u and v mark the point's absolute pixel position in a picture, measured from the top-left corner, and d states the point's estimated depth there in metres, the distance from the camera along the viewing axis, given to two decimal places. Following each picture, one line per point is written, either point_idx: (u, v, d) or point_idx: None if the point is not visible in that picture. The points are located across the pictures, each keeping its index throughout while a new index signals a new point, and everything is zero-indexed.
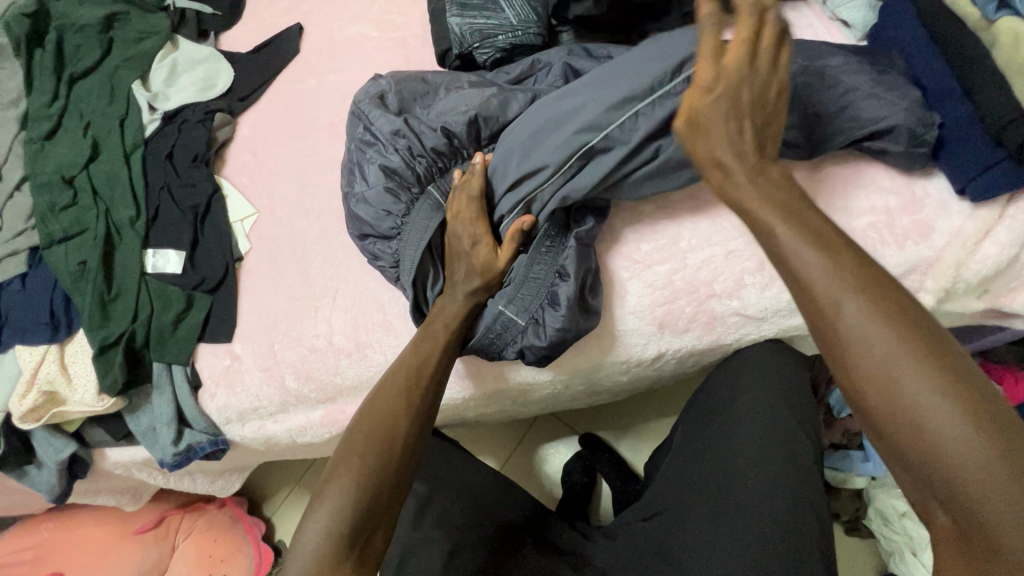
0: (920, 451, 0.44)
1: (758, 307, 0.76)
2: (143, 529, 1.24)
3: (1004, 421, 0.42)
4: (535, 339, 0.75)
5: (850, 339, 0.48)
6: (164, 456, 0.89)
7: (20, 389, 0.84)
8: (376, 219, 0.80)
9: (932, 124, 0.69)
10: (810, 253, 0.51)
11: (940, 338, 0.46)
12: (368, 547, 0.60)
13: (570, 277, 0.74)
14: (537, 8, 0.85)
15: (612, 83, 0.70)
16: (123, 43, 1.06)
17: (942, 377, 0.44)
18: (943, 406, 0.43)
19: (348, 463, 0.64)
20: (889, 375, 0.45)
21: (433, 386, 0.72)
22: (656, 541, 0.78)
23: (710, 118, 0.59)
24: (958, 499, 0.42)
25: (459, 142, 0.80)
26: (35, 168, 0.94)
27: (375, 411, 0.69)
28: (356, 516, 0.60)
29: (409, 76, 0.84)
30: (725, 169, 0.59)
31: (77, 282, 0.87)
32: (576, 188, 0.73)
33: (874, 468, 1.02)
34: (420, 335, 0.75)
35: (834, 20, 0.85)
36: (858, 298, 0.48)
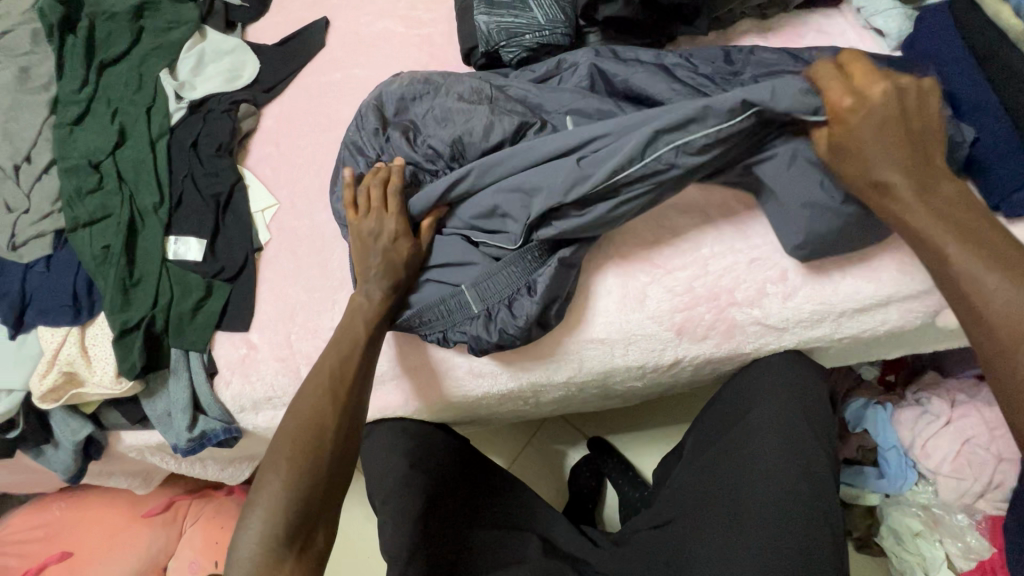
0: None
1: (779, 317, 0.75)
2: (152, 513, 1.26)
3: None
4: (472, 328, 0.76)
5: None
6: (178, 441, 0.90)
7: (41, 368, 0.85)
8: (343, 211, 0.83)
9: (961, 144, 0.67)
10: (1009, 291, 0.53)
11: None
12: (310, 542, 0.62)
13: (536, 293, 0.74)
14: (566, 9, 0.85)
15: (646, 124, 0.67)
16: (152, 31, 1.08)
17: None
18: None
19: (275, 470, 0.64)
20: None
21: (356, 379, 0.71)
22: (665, 549, 0.77)
23: (859, 137, 0.61)
24: None
25: (439, 158, 0.80)
26: (64, 152, 0.95)
27: (300, 414, 0.68)
28: (289, 516, 0.62)
29: (416, 77, 0.84)
30: (891, 177, 0.60)
31: (100, 266, 0.88)
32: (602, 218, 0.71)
33: (888, 486, 1.03)
34: (339, 332, 0.74)
35: (867, 28, 0.84)
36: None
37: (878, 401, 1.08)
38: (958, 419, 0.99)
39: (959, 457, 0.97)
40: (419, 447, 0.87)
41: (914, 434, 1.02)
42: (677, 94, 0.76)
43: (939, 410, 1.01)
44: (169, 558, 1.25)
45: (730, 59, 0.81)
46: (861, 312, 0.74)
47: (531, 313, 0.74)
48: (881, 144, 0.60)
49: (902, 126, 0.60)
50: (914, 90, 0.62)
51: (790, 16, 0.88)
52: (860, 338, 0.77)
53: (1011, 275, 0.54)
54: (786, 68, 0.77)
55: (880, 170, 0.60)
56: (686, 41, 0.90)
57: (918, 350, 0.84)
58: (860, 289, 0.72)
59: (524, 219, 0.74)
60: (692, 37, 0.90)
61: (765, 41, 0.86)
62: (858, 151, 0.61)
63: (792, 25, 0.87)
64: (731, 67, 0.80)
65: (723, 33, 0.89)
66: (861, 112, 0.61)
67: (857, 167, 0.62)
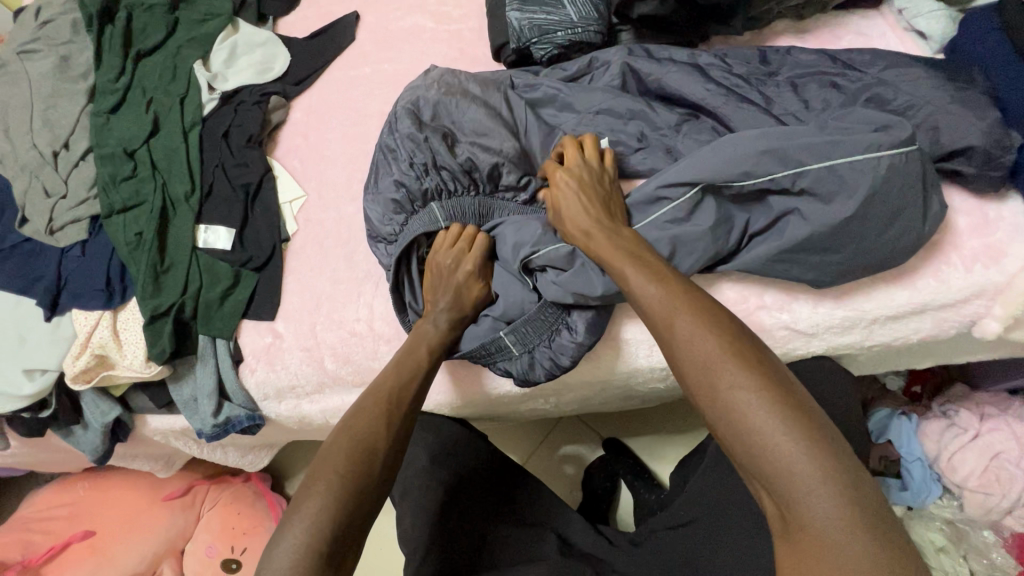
0: (743, 449, 0.50)
1: (810, 322, 0.72)
2: (172, 497, 1.28)
3: (706, 387, 0.54)
4: (522, 364, 0.78)
5: (684, 359, 0.56)
6: (203, 427, 0.92)
7: (75, 351, 0.87)
8: (376, 220, 0.83)
9: (1010, 146, 0.66)
10: (638, 279, 0.62)
11: (762, 355, 0.54)
12: (344, 563, 0.58)
13: (577, 332, 0.75)
14: (598, 7, 0.85)
15: (682, 168, 0.70)
16: (187, 23, 1.10)
17: (719, 343, 0.55)
18: (726, 371, 0.53)
19: (328, 482, 0.61)
20: (689, 342, 0.56)
21: (410, 407, 0.71)
22: (685, 551, 0.77)
23: (564, 198, 0.72)
24: (768, 465, 0.49)
25: (478, 176, 0.81)
26: (100, 140, 0.97)
27: (354, 429, 0.66)
28: (334, 529, 0.58)
29: (454, 83, 0.84)
30: (591, 230, 0.68)
31: (133, 252, 0.90)
32: (583, 289, 0.72)
33: (911, 498, 1.01)
34: (401, 354, 0.75)
35: (908, 31, 0.83)
36: (695, 336, 0.56)
37: (903, 412, 1.06)
38: (988, 433, 0.97)
39: (986, 473, 0.95)
40: (441, 443, 0.88)
41: (941, 445, 0.99)
42: (711, 96, 0.77)
43: (967, 423, 0.99)
44: (186, 540, 1.28)
45: (765, 60, 0.81)
46: (893, 320, 0.71)
47: (578, 350, 0.75)
48: (575, 198, 0.71)
49: (595, 189, 0.72)
50: (606, 164, 0.75)
51: (827, 17, 0.86)
52: (892, 346, 0.75)
53: (661, 283, 0.61)
54: (823, 71, 0.77)
55: (581, 222, 0.70)
56: (719, 41, 0.89)
57: (947, 361, 0.82)
58: (897, 296, 0.70)
59: (527, 259, 0.75)
60: (725, 38, 0.89)
61: (801, 42, 0.85)
62: (562, 207, 0.72)
63: (829, 26, 0.85)
64: (767, 68, 0.80)
65: (758, 33, 0.88)
66: (572, 172, 0.73)
67: (563, 222, 0.72)
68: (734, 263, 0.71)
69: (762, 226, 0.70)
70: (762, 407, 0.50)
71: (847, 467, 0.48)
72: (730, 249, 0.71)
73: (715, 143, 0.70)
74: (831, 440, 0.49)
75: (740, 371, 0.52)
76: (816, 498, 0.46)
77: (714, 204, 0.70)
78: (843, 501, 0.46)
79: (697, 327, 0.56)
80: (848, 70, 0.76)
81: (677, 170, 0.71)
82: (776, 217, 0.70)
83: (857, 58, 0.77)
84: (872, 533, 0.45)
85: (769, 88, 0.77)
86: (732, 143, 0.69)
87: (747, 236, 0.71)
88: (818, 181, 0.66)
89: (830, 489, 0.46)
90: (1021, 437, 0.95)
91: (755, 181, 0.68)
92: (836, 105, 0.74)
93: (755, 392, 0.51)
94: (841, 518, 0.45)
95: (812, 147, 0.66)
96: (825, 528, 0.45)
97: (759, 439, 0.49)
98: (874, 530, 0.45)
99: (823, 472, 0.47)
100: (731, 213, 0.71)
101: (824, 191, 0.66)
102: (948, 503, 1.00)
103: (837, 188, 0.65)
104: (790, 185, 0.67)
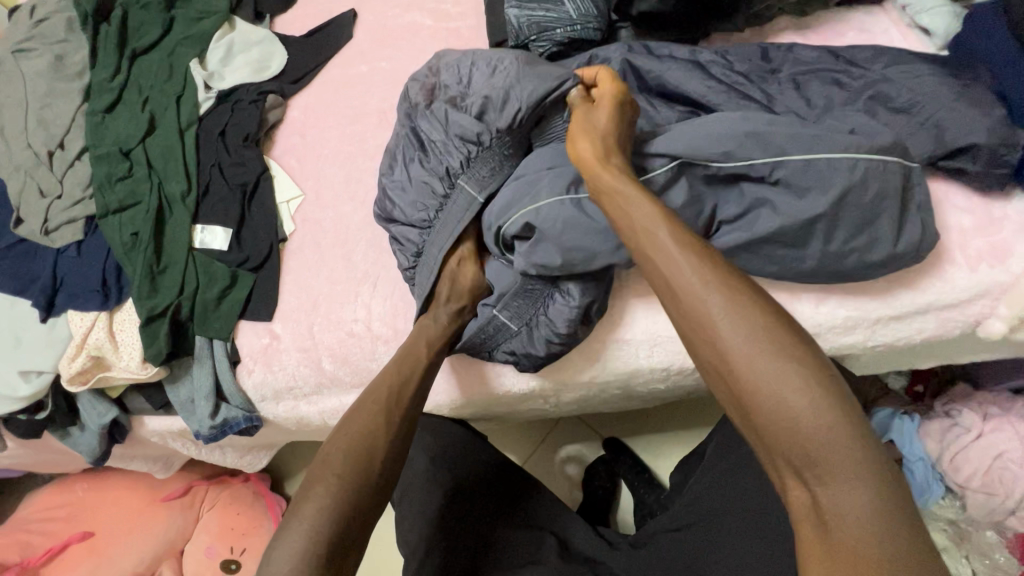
0: (778, 431, 0.47)
1: (812, 323, 0.71)
2: (171, 497, 1.28)
3: (740, 368, 0.50)
4: (519, 338, 0.77)
5: (716, 336, 0.52)
6: (201, 428, 0.91)
7: (70, 352, 0.86)
8: (411, 212, 0.81)
9: (1016, 144, 0.65)
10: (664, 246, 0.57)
11: (796, 332, 0.51)
12: (346, 564, 0.58)
13: (572, 299, 0.72)
14: (598, 3, 0.84)
15: (668, 141, 0.69)
16: (184, 21, 1.09)
17: (753, 320, 0.51)
18: (761, 351, 0.49)
19: (326, 486, 0.61)
20: (724, 318, 0.51)
21: (410, 406, 0.71)
22: (687, 554, 0.76)
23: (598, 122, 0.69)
24: (805, 454, 0.46)
25: (491, 134, 0.75)
26: (96, 139, 0.97)
27: (352, 431, 0.66)
28: (335, 528, 0.58)
29: (451, 56, 0.82)
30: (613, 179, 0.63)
31: (129, 252, 0.89)
32: (542, 260, 0.70)
33: (914, 499, 1.01)
34: (400, 353, 0.75)
35: (912, 27, 0.81)
36: (728, 310, 0.52)
37: (905, 412, 1.05)
38: (991, 433, 0.96)
39: (990, 473, 0.94)
40: (440, 445, 0.88)
41: (943, 445, 0.99)
42: (712, 92, 0.76)
43: (970, 423, 0.98)
44: (185, 541, 1.27)
45: (767, 57, 0.80)
46: (897, 320, 0.70)
47: (571, 320, 0.72)
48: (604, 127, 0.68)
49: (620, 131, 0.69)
50: (635, 112, 0.73)
51: (829, 14, 0.85)
52: (896, 346, 0.74)
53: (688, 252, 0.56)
54: (826, 68, 0.76)
55: (610, 150, 0.66)
56: (720, 38, 0.88)
57: (951, 361, 0.81)
58: (901, 296, 0.69)
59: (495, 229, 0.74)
60: (726, 35, 0.88)
61: (803, 38, 0.84)
62: (590, 126, 0.69)
63: (831, 22, 0.84)
64: (768, 65, 0.79)
65: (759, 30, 0.87)
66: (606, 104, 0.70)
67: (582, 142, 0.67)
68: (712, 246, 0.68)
69: (732, 214, 0.68)
70: (799, 390, 0.47)
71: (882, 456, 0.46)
72: (702, 233, 0.68)
73: (702, 121, 0.70)
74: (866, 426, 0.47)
75: (778, 349, 0.49)
76: (855, 489, 0.44)
77: (693, 183, 0.69)
78: (881, 492, 0.44)
79: (733, 299, 0.52)
80: (851, 67, 0.75)
81: (663, 142, 0.69)
82: (748, 205, 0.68)
83: (859, 55, 0.76)
84: (907, 525, 0.43)
85: (771, 86, 0.76)
86: (714, 121, 0.68)
87: (716, 224, 0.69)
88: (795, 173, 0.65)
89: (866, 478, 0.45)
90: None
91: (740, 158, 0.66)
92: (839, 102, 0.73)
93: (793, 373, 0.48)
94: (881, 511, 0.44)
95: (797, 138, 0.66)
96: (866, 522, 0.43)
97: (797, 425, 0.47)
98: (907, 521, 0.44)
99: (860, 460, 0.45)
100: (704, 199, 0.69)
101: (800, 184, 0.65)
102: (950, 503, 1.00)
103: (811, 181, 0.64)
104: (767, 172, 0.66)
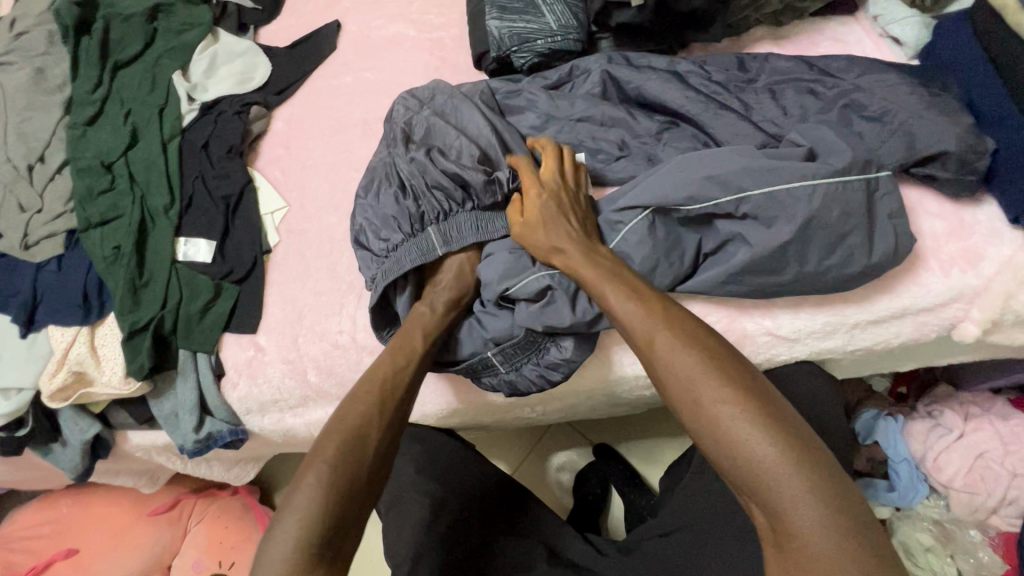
0: (728, 461, 0.52)
1: (792, 329, 0.72)
2: (158, 512, 1.26)
3: (691, 405, 0.55)
4: (509, 380, 0.77)
5: (670, 378, 0.57)
6: (185, 443, 0.90)
7: (51, 368, 0.85)
8: (371, 239, 0.80)
9: (985, 151, 0.67)
10: (620, 294, 0.63)
11: (739, 368, 0.56)
12: (338, 555, 0.57)
13: (566, 350, 0.74)
14: (578, 15, 0.85)
15: (639, 190, 0.71)
16: (166, 33, 1.08)
17: (700, 361, 0.56)
18: (708, 388, 0.55)
19: (317, 471, 0.60)
20: (672, 361, 0.57)
21: (404, 393, 0.69)
22: (677, 558, 0.76)
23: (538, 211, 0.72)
24: (758, 480, 0.50)
25: (472, 192, 0.77)
26: (77, 152, 0.96)
27: (344, 418, 0.65)
28: (320, 536, 0.57)
29: (445, 92, 0.86)
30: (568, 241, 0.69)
31: (110, 266, 0.89)
32: (553, 320, 0.71)
33: (899, 499, 1.02)
34: (394, 341, 0.73)
35: (884, 37, 0.83)
36: (672, 353, 0.58)
37: (889, 413, 1.06)
38: (972, 433, 0.98)
39: (971, 472, 0.95)
40: (427, 452, 0.88)
41: (927, 445, 1.00)
42: (691, 104, 0.77)
43: (952, 423, 0.99)
44: (173, 556, 1.26)
45: (744, 67, 0.81)
46: (874, 324, 0.71)
47: (566, 365, 0.74)
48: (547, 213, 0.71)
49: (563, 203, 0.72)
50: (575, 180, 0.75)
51: (804, 24, 0.87)
52: (874, 350, 0.75)
53: (642, 300, 0.62)
54: (801, 77, 0.77)
55: (554, 235, 0.70)
56: (699, 48, 0.89)
57: (930, 364, 0.82)
58: (879, 301, 0.70)
59: (499, 286, 0.74)
60: (705, 44, 0.89)
61: (779, 48, 0.86)
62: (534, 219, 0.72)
63: (807, 32, 0.86)
64: (746, 75, 0.80)
65: (737, 40, 0.88)
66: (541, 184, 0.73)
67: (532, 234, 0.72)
68: (688, 286, 0.71)
69: (710, 248, 0.71)
70: (744, 421, 0.52)
71: (824, 469, 0.50)
72: (684, 274, 0.71)
73: (666, 165, 0.72)
74: (812, 449, 0.51)
75: (719, 384, 0.55)
76: (804, 508, 0.48)
77: (671, 226, 0.71)
78: (831, 509, 0.47)
79: (676, 342, 0.58)
80: (825, 77, 0.77)
81: (636, 191, 0.71)
82: (723, 240, 0.70)
83: (833, 65, 0.78)
84: (852, 535, 0.47)
85: (749, 96, 0.77)
86: (678, 166, 0.70)
87: (699, 258, 0.72)
88: (759, 207, 0.67)
89: (814, 497, 0.48)
90: (1005, 437, 0.96)
91: (714, 199, 0.68)
92: (814, 111, 0.74)
93: (737, 406, 0.53)
94: (831, 527, 0.47)
95: (751, 170, 0.67)
96: (817, 539, 0.47)
97: (746, 455, 0.51)
98: (854, 529, 0.47)
99: (801, 477, 0.49)
100: (683, 239, 0.71)
101: (767, 215, 0.67)
102: (935, 503, 1.01)
103: (776, 212, 0.66)
104: (733, 209, 0.68)
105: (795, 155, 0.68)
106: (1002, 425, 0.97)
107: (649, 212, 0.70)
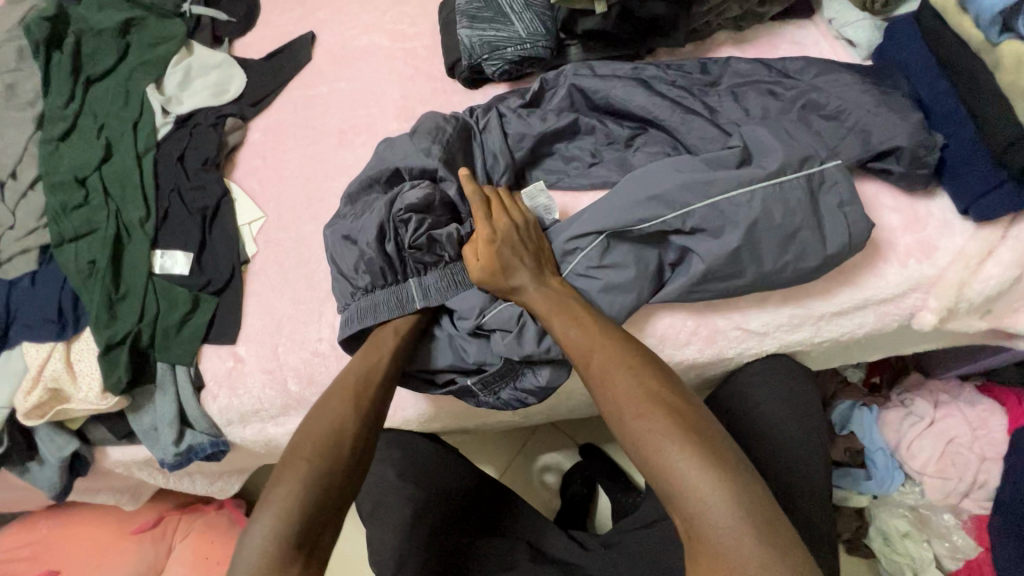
0: (650, 470, 0.56)
1: (761, 323, 0.75)
2: (141, 530, 1.24)
3: (618, 419, 0.60)
4: (489, 403, 0.78)
5: (603, 395, 0.62)
6: (165, 456, 0.89)
7: (26, 386, 0.84)
8: (350, 269, 0.77)
9: (934, 146, 0.70)
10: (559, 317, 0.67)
11: (667, 387, 0.60)
12: (314, 550, 0.59)
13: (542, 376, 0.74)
14: (546, 22, 0.87)
15: (586, 219, 0.73)
16: (139, 46, 1.08)
17: (627, 379, 0.61)
18: (632, 403, 0.59)
19: (293, 471, 0.61)
20: (605, 379, 0.62)
21: (378, 392, 0.70)
22: (654, 552, 0.77)
23: (496, 253, 0.70)
24: (673, 486, 0.54)
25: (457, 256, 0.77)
26: (50, 168, 0.95)
27: (323, 417, 0.66)
28: (294, 534, 0.58)
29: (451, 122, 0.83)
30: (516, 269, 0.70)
31: (86, 280, 0.88)
32: (528, 351, 0.72)
33: (876, 487, 1.03)
34: (366, 345, 0.73)
35: (839, 39, 0.87)
36: (607, 372, 0.62)
37: (864, 402, 1.08)
38: (942, 419, 1.01)
39: (943, 458, 0.98)
40: (407, 458, 0.88)
41: (900, 434, 1.02)
42: (659, 108, 0.80)
43: (923, 410, 1.02)
44: None
45: (706, 71, 0.84)
46: (838, 316, 0.74)
47: (542, 391, 0.75)
48: (504, 253, 0.70)
49: (518, 242, 0.72)
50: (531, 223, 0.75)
51: (765, 27, 0.90)
52: (841, 340, 0.77)
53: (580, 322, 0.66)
54: (761, 79, 0.80)
55: (513, 277, 0.70)
56: (665, 53, 0.92)
57: (895, 353, 0.85)
58: (841, 294, 0.72)
59: (474, 318, 0.75)
60: (671, 49, 0.92)
61: (742, 51, 0.89)
62: (497, 261, 0.70)
63: (766, 35, 0.89)
64: (709, 78, 0.83)
65: (700, 44, 0.91)
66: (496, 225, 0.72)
67: (488, 275, 0.71)
68: (659, 297, 0.72)
69: (673, 259, 0.72)
70: (663, 432, 0.56)
71: (739, 476, 0.53)
72: (651, 288, 0.72)
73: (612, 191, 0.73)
74: (730, 458, 0.55)
75: (647, 400, 0.59)
76: (715, 510, 0.52)
77: (627, 246, 0.72)
78: (739, 511, 0.51)
79: (609, 363, 0.62)
80: (784, 78, 0.80)
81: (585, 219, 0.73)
82: (683, 250, 0.72)
83: (791, 66, 0.81)
84: (762, 534, 0.50)
85: (711, 98, 0.80)
86: (625, 186, 0.72)
87: (665, 267, 0.73)
88: (704, 220, 0.69)
89: (726, 503, 0.52)
90: (973, 423, 0.99)
91: (663, 217, 0.69)
92: (774, 112, 0.77)
93: (657, 421, 0.57)
94: (740, 527, 0.50)
95: (690, 186, 0.69)
96: (729, 539, 0.50)
97: (662, 463, 0.55)
98: (766, 532, 0.51)
99: (712, 483, 0.53)
100: (644, 255, 0.72)
101: (713, 227, 0.69)
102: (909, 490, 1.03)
103: (742, 207, 0.68)
104: (680, 224, 0.69)
105: (728, 160, 0.71)
106: (970, 410, 1.00)
107: (601, 236, 0.72)
